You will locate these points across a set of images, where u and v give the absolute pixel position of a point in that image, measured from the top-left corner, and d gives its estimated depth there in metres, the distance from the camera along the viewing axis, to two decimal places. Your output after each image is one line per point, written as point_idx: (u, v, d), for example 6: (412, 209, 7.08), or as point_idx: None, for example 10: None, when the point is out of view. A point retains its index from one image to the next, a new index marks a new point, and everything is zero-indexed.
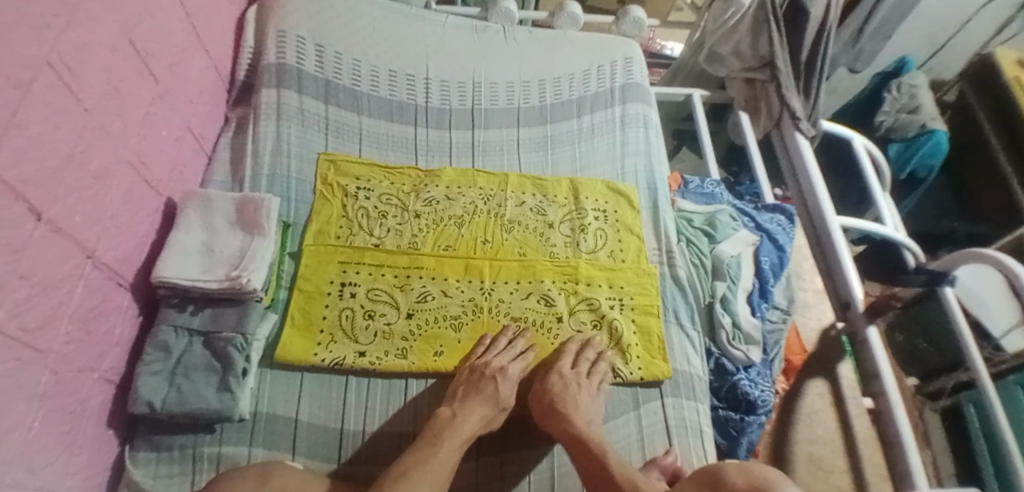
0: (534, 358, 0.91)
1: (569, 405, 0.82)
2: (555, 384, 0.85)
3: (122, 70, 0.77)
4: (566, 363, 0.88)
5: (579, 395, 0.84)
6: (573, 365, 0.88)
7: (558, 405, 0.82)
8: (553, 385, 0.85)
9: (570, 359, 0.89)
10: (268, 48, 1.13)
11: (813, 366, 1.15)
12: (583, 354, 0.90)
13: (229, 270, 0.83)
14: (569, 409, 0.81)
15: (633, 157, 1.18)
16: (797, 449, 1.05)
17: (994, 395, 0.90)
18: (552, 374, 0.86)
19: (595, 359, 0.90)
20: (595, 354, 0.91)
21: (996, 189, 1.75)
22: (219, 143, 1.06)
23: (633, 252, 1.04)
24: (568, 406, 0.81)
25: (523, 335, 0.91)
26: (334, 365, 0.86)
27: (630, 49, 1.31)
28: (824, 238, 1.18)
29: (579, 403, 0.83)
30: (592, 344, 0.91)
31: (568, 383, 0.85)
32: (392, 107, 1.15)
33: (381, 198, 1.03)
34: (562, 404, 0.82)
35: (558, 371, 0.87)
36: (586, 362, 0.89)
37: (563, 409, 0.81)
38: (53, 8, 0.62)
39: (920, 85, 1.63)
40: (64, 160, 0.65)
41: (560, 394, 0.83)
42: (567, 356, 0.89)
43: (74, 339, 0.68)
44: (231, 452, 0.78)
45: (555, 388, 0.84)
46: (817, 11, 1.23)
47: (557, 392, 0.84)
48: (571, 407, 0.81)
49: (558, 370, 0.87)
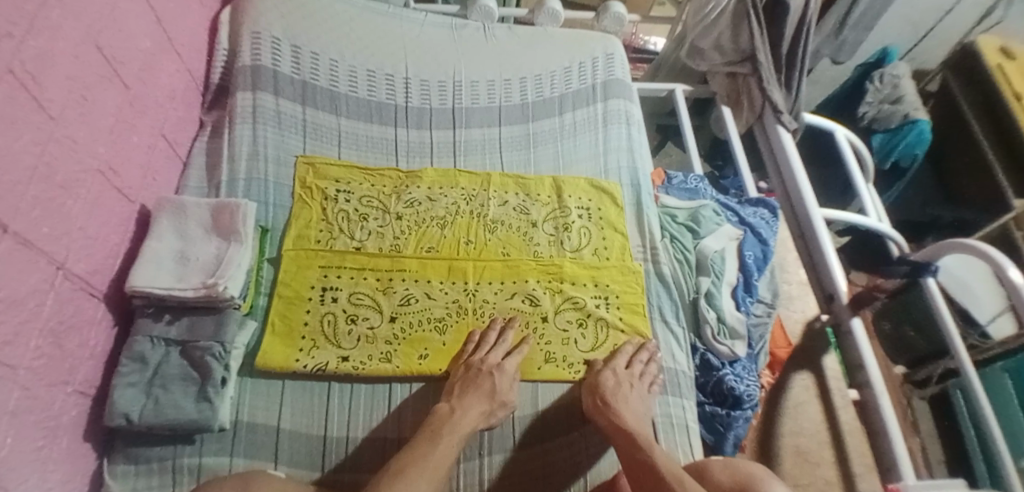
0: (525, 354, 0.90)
1: (619, 401, 0.82)
2: (607, 381, 0.85)
3: (88, 77, 0.75)
4: (620, 362, 0.89)
5: (629, 393, 0.84)
6: (627, 366, 0.89)
7: (610, 399, 0.82)
8: (604, 380, 0.85)
9: (625, 359, 0.90)
10: (243, 50, 1.11)
11: (798, 359, 1.15)
12: (637, 356, 0.91)
13: (205, 277, 0.82)
14: (620, 406, 0.82)
15: (616, 154, 1.17)
16: (784, 442, 1.05)
17: (978, 385, 0.89)
18: (606, 370, 0.87)
19: (648, 362, 0.91)
20: (649, 357, 0.91)
21: (981, 178, 1.76)
22: (195, 148, 1.04)
23: (617, 249, 1.04)
24: (619, 402, 0.82)
25: (512, 328, 0.90)
26: (316, 371, 0.85)
27: (611, 45, 1.31)
28: (807, 231, 1.18)
29: (628, 398, 0.84)
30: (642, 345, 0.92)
31: (621, 382, 0.86)
32: (371, 107, 1.14)
33: (361, 200, 1.02)
34: (614, 398, 0.82)
35: (612, 368, 0.88)
36: (641, 368, 0.89)
37: (614, 402, 0.82)
38: (12, 16, 0.60)
39: (903, 74, 1.62)
40: (28, 172, 0.63)
41: (611, 388, 0.84)
42: (622, 355, 0.90)
43: (45, 354, 0.66)
44: (212, 463, 0.76)
45: (607, 384, 0.85)
46: (797, 4, 1.23)
47: (608, 389, 0.84)
48: (621, 402, 0.82)
49: (611, 368, 0.88)
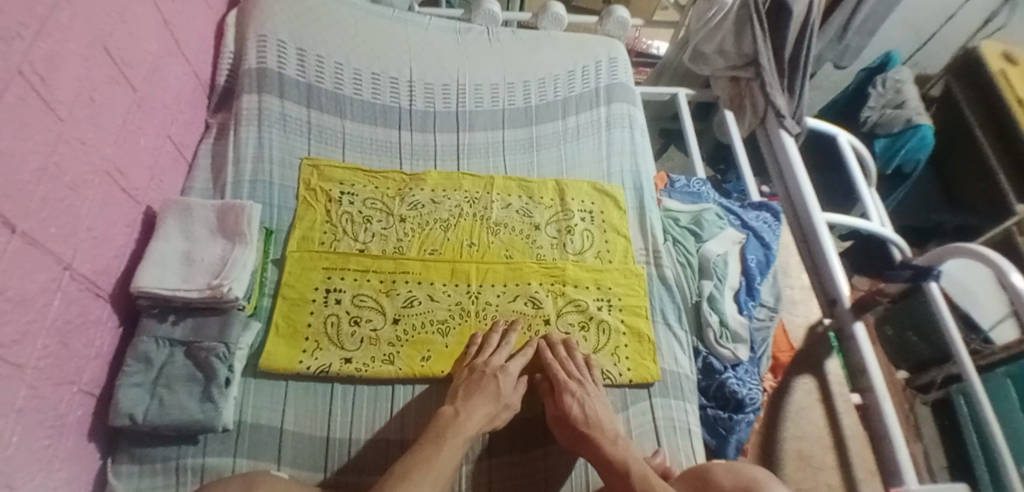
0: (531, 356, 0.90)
1: (595, 427, 0.80)
2: (572, 408, 0.82)
3: (96, 79, 0.75)
4: (561, 376, 0.85)
5: (597, 413, 0.82)
6: (577, 379, 0.85)
7: (584, 428, 0.80)
8: (571, 409, 0.82)
9: (561, 370, 0.86)
10: (248, 53, 1.12)
11: (801, 363, 1.15)
12: (557, 354, 0.89)
13: (210, 278, 0.82)
14: (596, 431, 0.80)
15: (619, 157, 1.17)
16: (786, 446, 1.05)
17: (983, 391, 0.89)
18: (568, 397, 0.83)
19: (567, 356, 0.89)
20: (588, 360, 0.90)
21: (984, 182, 1.76)
22: (200, 150, 1.05)
23: (619, 252, 1.04)
24: (595, 430, 0.80)
25: (515, 330, 0.91)
26: (320, 373, 0.85)
27: (614, 48, 1.31)
28: (809, 235, 1.18)
29: (599, 415, 0.82)
30: (559, 340, 0.90)
31: (585, 403, 0.83)
32: (376, 110, 1.14)
33: (365, 203, 1.02)
34: (589, 427, 0.80)
35: (570, 393, 0.83)
36: (577, 366, 0.87)
37: (589, 431, 0.79)
38: (22, 17, 0.61)
39: (906, 80, 1.65)
40: (36, 173, 0.64)
41: (582, 418, 0.81)
42: (556, 365, 0.87)
43: (51, 353, 0.66)
44: (215, 463, 0.77)
45: (574, 414, 0.81)
46: (800, 7, 1.24)
47: (580, 419, 0.81)
48: (596, 428, 0.80)
49: (569, 391, 0.83)
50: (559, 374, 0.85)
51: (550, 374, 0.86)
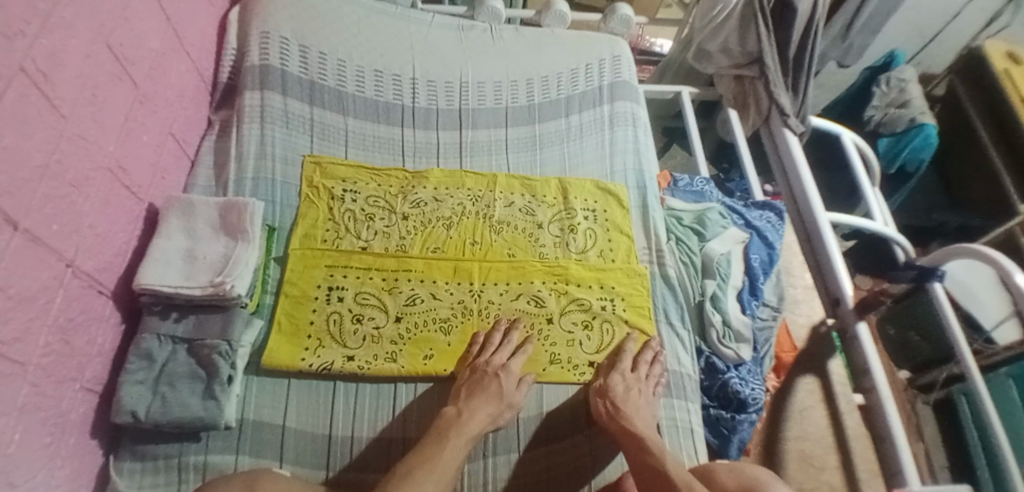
0: (529, 354, 0.91)
1: (626, 407, 0.82)
2: (618, 385, 0.85)
3: (98, 76, 0.75)
4: (627, 364, 0.89)
5: (638, 399, 0.84)
6: (636, 372, 0.88)
7: (619, 406, 0.82)
8: (616, 385, 0.85)
9: (630, 361, 0.90)
10: (251, 50, 1.11)
11: (805, 363, 1.13)
12: (642, 357, 0.91)
13: (213, 276, 0.82)
14: (630, 414, 0.81)
15: (622, 156, 1.17)
16: (788, 447, 1.04)
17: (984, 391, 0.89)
18: (615, 374, 0.87)
19: (653, 361, 0.92)
20: (654, 356, 0.92)
21: (987, 185, 1.76)
22: (203, 147, 1.05)
23: (623, 251, 1.04)
24: (629, 407, 0.82)
25: (518, 328, 0.91)
26: (322, 370, 0.85)
27: (618, 47, 1.31)
28: (813, 235, 1.17)
29: (639, 405, 0.84)
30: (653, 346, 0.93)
31: (630, 387, 0.85)
32: (378, 107, 1.14)
33: (368, 200, 1.02)
34: (624, 404, 0.82)
35: (620, 371, 0.87)
36: (647, 369, 0.90)
37: (623, 410, 0.81)
38: (24, 14, 0.61)
39: (909, 79, 1.64)
40: (39, 170, 0.64)
41: (622, 394, 0.83)
42: (627, 357, 0.90)
43: (54, 351, 0.66)
44: (218, 461, 0.77)
45: (617, 389, 0.84)
46: (805, 6, 1.23)
47: (618, 393, 0.83)
48: (631, 409, 0.82)
49: (620, 370, 0.87)
50: (623, 359, 0.89)
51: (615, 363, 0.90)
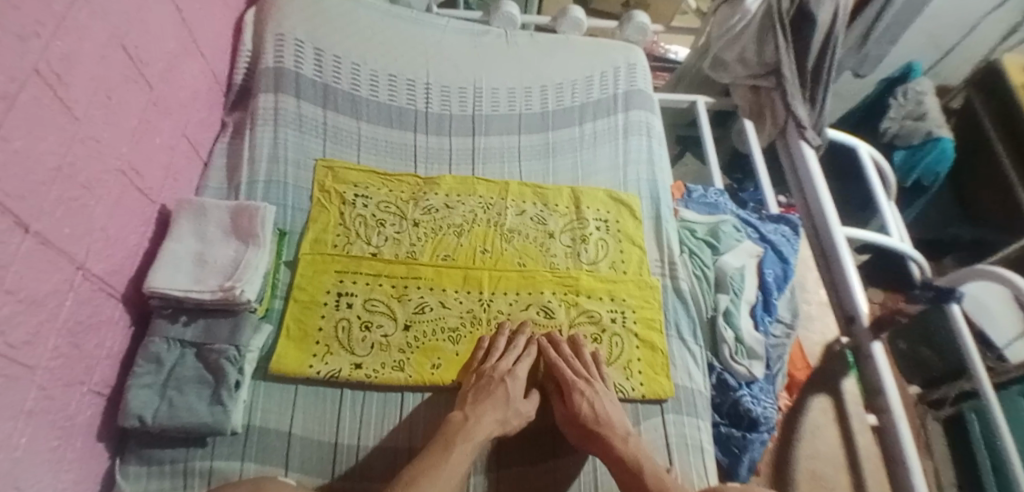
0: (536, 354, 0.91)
1: (605, 425, 0.81)
2: (582, 407, 0.83)
3: (112, 78, 0.75)
4: (571, 378, 0.86)
5: (606, 408, 0.84)
6: (586, 379, 0.86)
7: (592, 425, 0.81)
8: (580, 408, 0.83)
9: (572, 371, 0.87)
10: (266, 52, 1.11)
11: (818, 381, 1.11)
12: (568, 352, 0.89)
13: (223, 280, 0.81)
14: (605, 429, 0.81)
15: (636, 166, 1.15)
16: (800, 467, 1.01)
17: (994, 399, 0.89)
18: (578, 397, 0.84)
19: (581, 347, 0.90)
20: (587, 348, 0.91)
21: (999, 194, 1.76)
22: (216, 149, 1.05)
23: (635, 262, 1.03)
24: (604, 427, 0.81)
25: (524, 330, 0.91)
26: (329, 378, 0.84)
27: (633, 54, 1.30)
28: (829, 250, 1.16)
29: (608, 413, 0.83)
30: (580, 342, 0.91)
31: (595, 402, 0.84)
32: (391, 112, 1.13)
33: (379, 206, 1.01)
34: (597, 424, 0.81)
35: (579, 391, 0.84)
36: (588, 368, 0.88)
37: (600, 429, 0.81)
38: (39, 16, 0.61)
39: (927, 91, 1.61)
40: (52, 172, 0.64)
41: (591, 416, 0.82)
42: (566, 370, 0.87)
43: (62, 354, 0.66)
44: (223, 467, 0.76)
45: (584, 412, 0.82)
46: (824, 17, 1.22)
47: (589, 417, 0.82)
48: (606, 425, 0.81)
49: (578, 390, 0.84)
50: (567, 376, 0.86)
51: (559, 375, 0.87)
